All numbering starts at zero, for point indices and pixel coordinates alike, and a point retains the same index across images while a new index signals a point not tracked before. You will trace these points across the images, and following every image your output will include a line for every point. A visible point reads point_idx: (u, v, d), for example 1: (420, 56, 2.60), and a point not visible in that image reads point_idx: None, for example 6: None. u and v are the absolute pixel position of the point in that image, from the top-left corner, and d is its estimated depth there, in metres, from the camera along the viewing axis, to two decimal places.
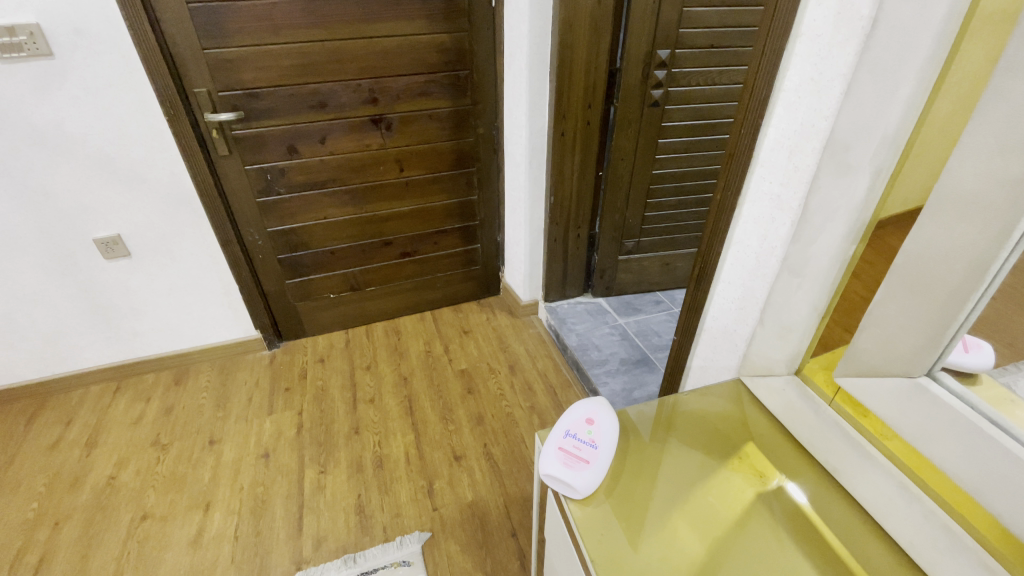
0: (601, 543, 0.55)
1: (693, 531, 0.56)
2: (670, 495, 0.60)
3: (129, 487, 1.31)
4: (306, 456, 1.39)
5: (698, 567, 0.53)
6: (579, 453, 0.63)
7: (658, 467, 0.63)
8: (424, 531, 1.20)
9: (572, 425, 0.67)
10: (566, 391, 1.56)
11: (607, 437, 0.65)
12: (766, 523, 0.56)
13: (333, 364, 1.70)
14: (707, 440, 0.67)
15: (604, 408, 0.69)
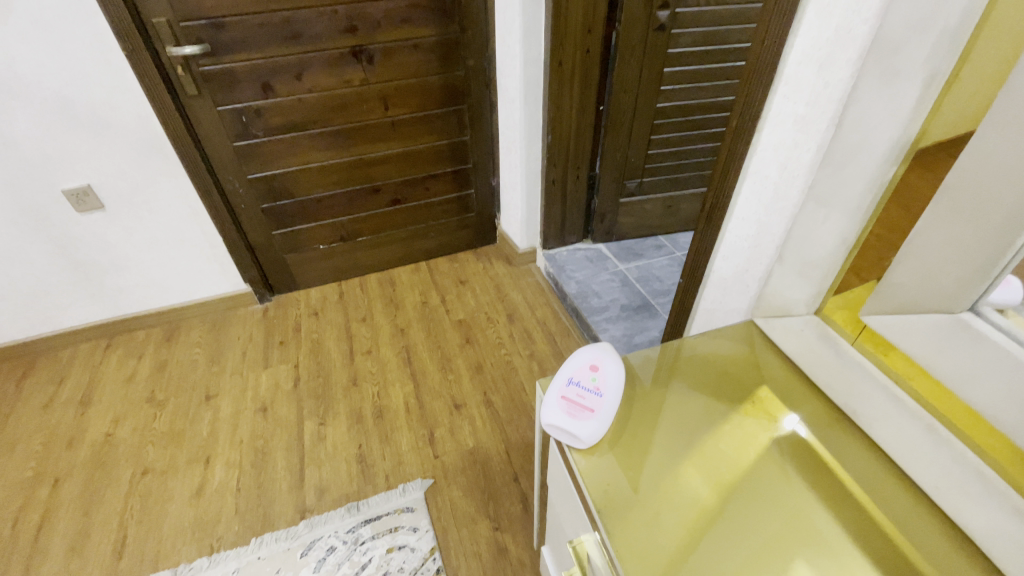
0: (608, 493, 0.53)
1: (701, 475, 0.53)
2: (678, 440, 0.57)
3: (127, 443, 1.30)
4: (305, 408, 1.37)
5: (705, 512, 0.50)
6: (583, 402, 0.59)
7: (667, 411, 0.60)
8: (426, 479, 1.20)
9: (575, 373, 0.63)
10: (567, 338, 1.53)
11: (612, 383, 0.61)
12: (780, 468, 0.53)
13: (328, 317, 1.65)
14: (718, 382, 0.63)
15: (610, 354, 0.64)
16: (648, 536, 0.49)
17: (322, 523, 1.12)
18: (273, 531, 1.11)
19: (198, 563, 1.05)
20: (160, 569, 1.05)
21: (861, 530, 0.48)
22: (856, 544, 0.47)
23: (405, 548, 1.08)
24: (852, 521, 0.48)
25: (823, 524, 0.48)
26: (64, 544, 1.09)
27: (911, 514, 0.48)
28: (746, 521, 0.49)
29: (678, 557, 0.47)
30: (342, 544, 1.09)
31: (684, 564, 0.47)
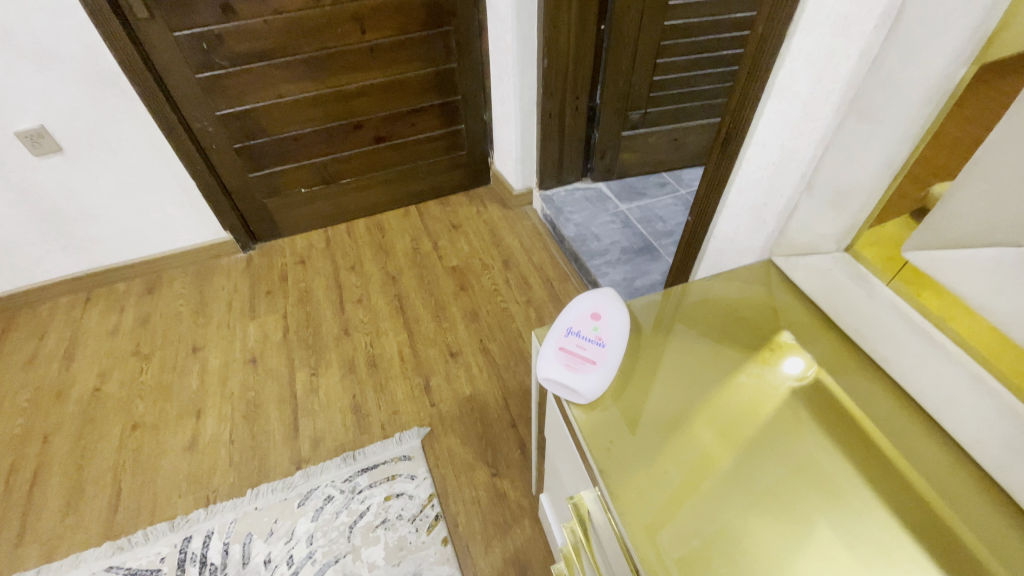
0: (611, 451, 0.48)
1: (707, 422, 0.49)
2: (686, 387, 0.52)
3: (116, 398, 1.27)
4: (296, 359, 1.33)
5: (709, 459, 0.46)
6: (584, 355, 0.53)
7: (675, 356, 0.55)
8: (423, 427, 1.17)
9: (574, 322, 0.57)
10: (565, 283, 1.47)
11: (616, 332, 0.55)
12: (795, 418, 0.49)
13: (315, 266, 1.58)
14: (733, 326, 0.58)
15: (613, 301, 0.58)
16: (644, 479, 0.46)
17: (318, 473, 1.11)
18: (269, 482, 1.10)
19: (195, 514, 1.04)
20: (157, 521, 1.04)
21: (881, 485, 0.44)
22: (871, 499, 0.43)
23: (404, 495, 1.08)
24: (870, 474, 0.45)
25: (838, 477, 0.45)
26: (57, 498, 1.07)
27: (939, 472, 0.45)
28: (753, 470, 0.45)
29: (674, 501, 0.44)
30: (339, 493, 1.08)
31: (680, 509, 0.44)
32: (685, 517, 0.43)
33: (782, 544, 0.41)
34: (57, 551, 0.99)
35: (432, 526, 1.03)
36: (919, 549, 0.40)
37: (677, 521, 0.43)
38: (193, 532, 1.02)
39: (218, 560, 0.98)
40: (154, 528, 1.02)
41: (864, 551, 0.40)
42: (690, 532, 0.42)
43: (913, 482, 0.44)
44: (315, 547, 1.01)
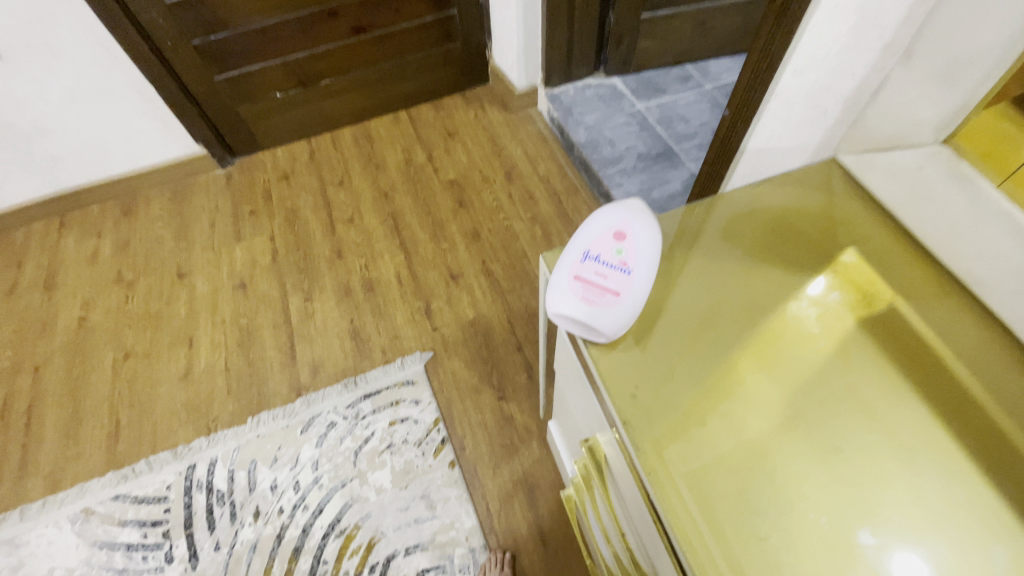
0: (637, 398, 0.40)
1: (740, 343, 0.42)
2: (715, 301, 0.45)
3: (103, 327, 1.21)
4: (287, 283, 1.24)
5: (735, 380, 0.41)
6: (605, 286, 0.43)
7: (707, 267, 0.47)
8: (425, 352, 1.11)
9: (592, 243, 0.46)
10: (575, 196, 1.33)
11: (645, 256, 0.44)
12: (843, 336, 0.42)
13: (300, 182, 1.44)
14: (779, 230, 0.49)
15: (641, 217, 0.46)
16: (664, 407, 0.40)
17: (319, 400, 1.07)
18: (269, 409, 1.06)
19: (197, 443, 1.02)
20: (160, 450, 1.02)
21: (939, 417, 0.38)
22: (922, 430, 0.38)
23: (409, 421, 1.04)
24: (928, 405, 0.39)
25: (887, 404, 0.39)
26: (58, 430, 1.06)
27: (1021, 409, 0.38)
28: (786, 393, 0.40)
29: (703, 442, 0.38)
30: (342, 419, 1.05)
31: (696, 430, 0.39)
32: (702, 438, 0.38)
33: (811, 471, 0.36)
34: (62, 481, 0.99)
35: (439, 451, 1.00)
36: (984, 498, 0.35)
37: (695, 446, 0.38)
38: (197, 461, 1.00)
39: (224, 487, 0.98)
40: (157, 456, 1.01)
41: (904, 485, 0.36)
42: (708, 454, 0.38)
43: (989, 423, 0.38)
44: (322, 473, 1.00)
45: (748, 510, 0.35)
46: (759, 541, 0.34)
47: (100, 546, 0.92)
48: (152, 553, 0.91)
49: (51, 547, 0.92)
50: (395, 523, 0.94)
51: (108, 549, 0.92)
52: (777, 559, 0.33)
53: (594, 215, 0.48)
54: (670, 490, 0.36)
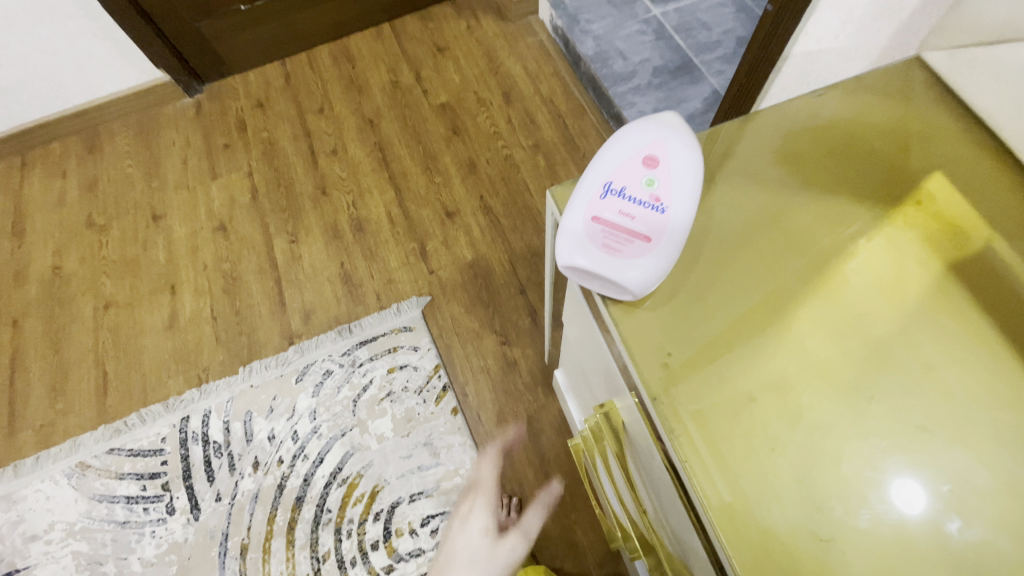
0: (670, 366, 0.33)
1: (794, 295, 0.35)
2: (751, 219, 0.37)
3: (80, 276, 1.14)
4: (270, 224, 1.14)
5: (789, 340, 0.33)
6: (633, 228, 0.35)
7: (745, 179, 0.39)
8: (423, 296, 1.04)
9: (615, 171, 0.36)
10: (581, 119, 1.20)
11: (683, 186, 0.35)
12: (904, 264, 0.35)
13: (276, 110, 1.31)
14: (837, 141, 0.40)
15: (675, 137, 0.36)
16: (702, 376, 0.32)
17: (313, 348, 1.01)
18: (261, 358, 1.01)
19: (189, 395, 0.98)
20: (151, 403, 0.98)
21: (1021, 365, 0.31)
22: (1005, 384, 0.31)
23: (408, 368, 0.99)
24: (1007, 349, 0.32)
25: (952, 344, 0.32)
26: (43, 385, 1.02)
27: None
28: (830, 325, 0.33)
29: (749, 419, 0.31)
30: (339, 367, 0.99)
31: (721, 362, 0.33)
32: (726, 371, 0.32)
33: (852, 413, 0.31)
34: (55, 436, 0.97)
35: (440, 398, 0.96)
36: None
37: (740, 423, 0.31)
38: (190, 413, 0.97)
39: (220, 439, 0.95)
40: (149, 409, 0.97)
41: (979, 448, 0.30)
42: (732, 388, 0.32)
43: None
44: (320, 422, 0.96)
45: (772, 452, 0.30)
46: (783, 485, 0.29)
47: (99, 500, 0.91)
48: (152, 505, 0.90)
49: (50, 501, 0.91)
50: (398, 471, 0.92)
51: (108, 502, 0.91)
52: (800, 507, 0.29)
53: (615, 135, 0.38)
54: (682, 426, 0.31)
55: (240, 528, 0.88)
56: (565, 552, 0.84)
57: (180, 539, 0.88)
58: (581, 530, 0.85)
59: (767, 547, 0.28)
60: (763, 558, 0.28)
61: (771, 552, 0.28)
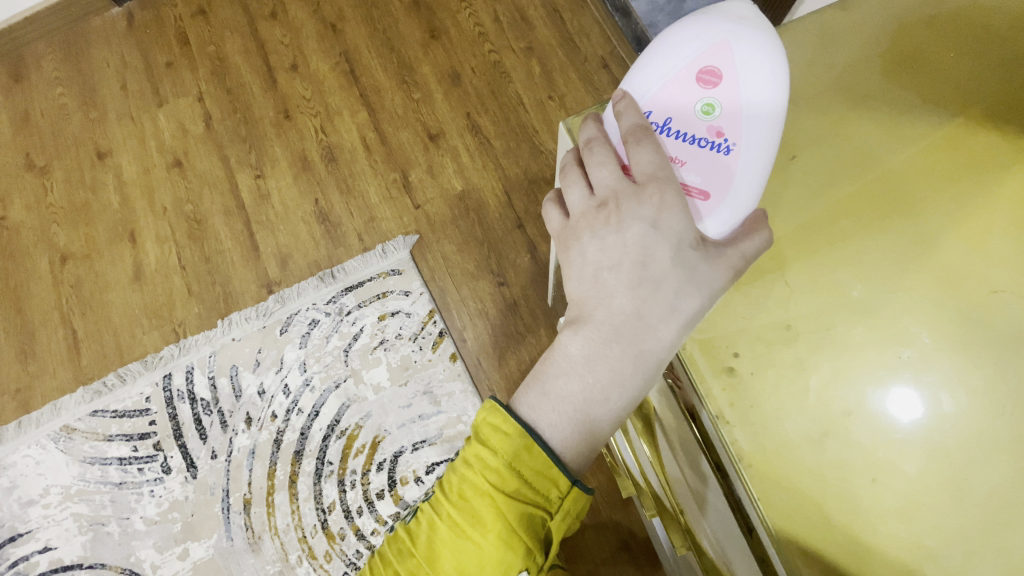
0: (741, 377, 0.31)
1: (888, 287, 0.30)
2: (812, 180, 0.33)
3: (27, 227, 1.02)
4: (230, 157, 1.01)
5: (878, 341, 0.30)
6: (689, 172, 0.33)
7: (802, 131, 0.34)
8: (410, 235, 0.94)
9: (669, 101, 0.32)
10: (580, 14, 1.02)
11: (749, 111, 0.31)
12: (994, 211, 0.30)
13: (220, 18, 1.11)
14: (911, 63, 0.34)
15: (740, 43, 0.30)
16: (776, 387, 0.30)
17: (295, 297, 0.93)
18: (241, 310, 0.93)
19: (167, 351, 0.92)
20: (128, 361, 0.92)
21: None
22: None
23: (400, 314, 0.91)
24: None
25: None
26: (12, 347, 0.95)
27: None
28: (929, 322, 0.29)
29: (833, 432, 0.29)
30: (325, 316, 0.92)
31: (776, 351, 0.31)
32: (786, 364, 0.30)
33: (929, 398, 0.28)
34: (33, 401, 0.92)
35: (438, 344, 0.89)
36: None
37: (821, 438, 0.29)
38: (172, 370, 0.91)
39: (207, 396, 0.89)
40: (127, 368, 0.91)
41: None
42: (813, 397, 0.29)
43: None
44: (311, 374, 0.90)
45: (844, 448, 0.28)
46: (856, 484, 0.28)
47: (91, 462, 0.88)
48: (147, 465, 0.87)
49: (40, 466, 0.88)
50: (399, 421, 0.87)
51: (101, 464, 0.88)
52: (878, 506, 0.27)
53: (658, 45, 0.33)
54: (741, 428, 0.30)
55: (240, 484, 0.86)
56: None
57: (180, 497, 0.86)
58: (589, 471, 0.83)
59: (839, 549, 0.27)
60: (830, 562, 0.27)
61: (842, 555, 0.27)
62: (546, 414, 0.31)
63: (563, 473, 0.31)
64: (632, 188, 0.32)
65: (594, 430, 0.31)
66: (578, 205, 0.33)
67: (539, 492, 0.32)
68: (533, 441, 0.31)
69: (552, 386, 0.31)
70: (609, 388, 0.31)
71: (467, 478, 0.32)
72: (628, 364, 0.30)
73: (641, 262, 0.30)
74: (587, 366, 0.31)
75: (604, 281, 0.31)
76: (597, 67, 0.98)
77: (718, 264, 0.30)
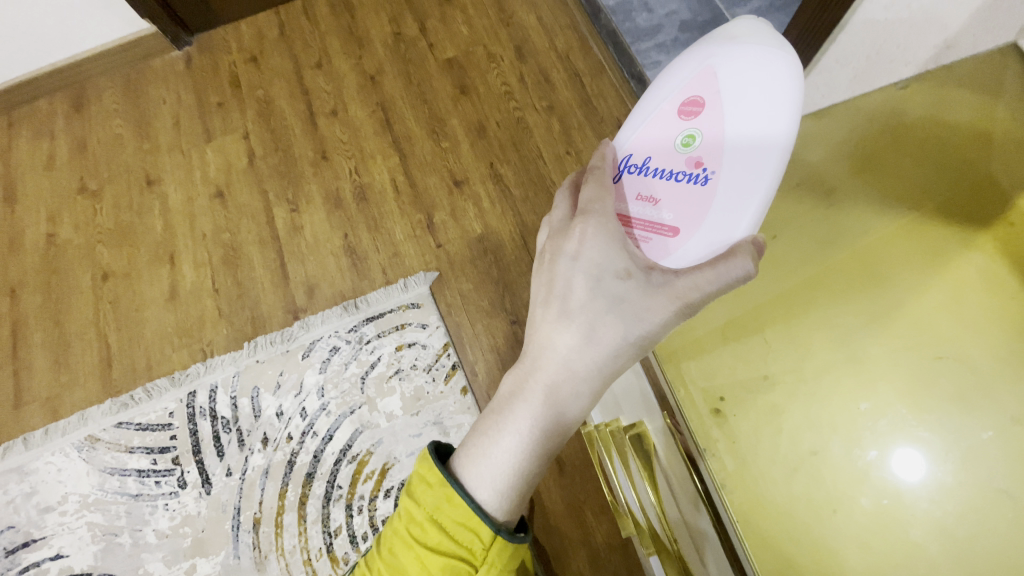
0: (727, 419, 0.37)
1: (852, 347, 0.36)
2: (792, 259, 0.40)
3: (74, 244, 1.10)
4: (269, 192, 1.09)
5: (843, 394, 0.35)
6: (662, 210, 0.39)
7: (778, 224, 0.42)
8: (430, 271, 1.00)
9: (656, 137, 0.40)
10: (599, 80, 1.11)
11: (720, 141, 0.37)
12: (942, 286, 0.36)
13: (270, 65, 1.21)
14: (873, 165, 0.41)
15: (720, 74, 0.37)
16: (754, 429, 0.36)
17: (318, 324, 0.98)
18: (266, 334, 0.98)
19: (194, 369, 0.97)
20: (156, 377, 0.97)
21: None
22: None
23: (416, 345, 0.96)
24: None
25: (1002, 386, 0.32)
26: (47, 357, 1.01)
27: None
28: (888, 380, 0.34)
29: (805, 470, 0.34)
30: (346, 344, 0.97)
31: (756, 398, 0.36)
32: (763, 408, 0.36)
33: (885, 444, 0.33)
34: (60, 410, 0.96)
35: (450, 377, 0.94)
36: None
37: (794, 475, 0.34)
38: (197, 388, 0.95)
39: (227, 414, 0.94)
40: (155, 384, 0.96)
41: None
42: (787, 439, 0.35)
43: None
44: (328, 399, 0.94)
45: (811, 482, 0.33)
46: (821, 515, 0.33)
47: (111, 473, 0.92)
48: (164, 478, 0.91)
49: (61, 473, 0.92)
50: (408, 449, 0.90)
51: (120, 475, 0.91)
52: (838, 535, 0.32)
53: (654, 85, 0.40)
54: (726, 464, 0.36)
55: (252, 502, 0.89)
56: (575, 535, 0.84)
57: (192, 512, 0.89)
58: (591, 513, 0.85)
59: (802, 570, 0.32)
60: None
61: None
62: (474, 450, 0.38)
63: (482, 522, 0.36)
64: (562, 231, 0.42)
65: (525, 453, 0.38)
66: (543, 238, 0.43)
67: (462, 543, 0.36)
68: (452, 490, 0.36)
69: (477, 421, 0.40)
70: (526, 413, 0.38)
71: (400, 527, 0.38)
72: (544, 397, 0.38)
73: (564, 295, 0.39)
74: (506, 400, 0.39)
75: (537, 312, 0.40)
76: (612, 128, 1.07)
77: (654, 295, 0.37)
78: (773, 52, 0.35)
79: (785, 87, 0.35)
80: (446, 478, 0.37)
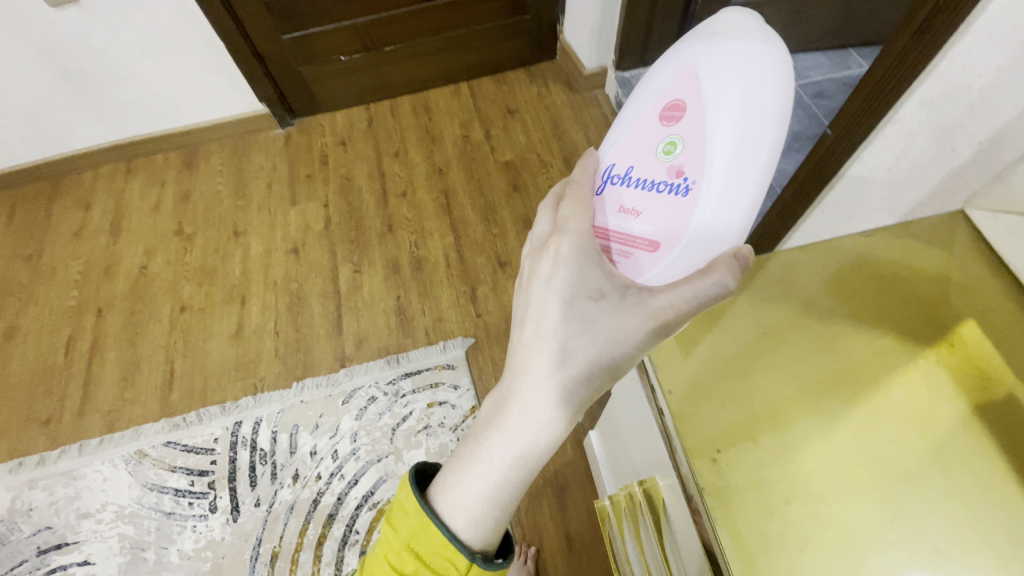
0: (717, 467, 0.39)
1: (830, 413, 0.39)
2: (783, 329, 0.44)
3: (162, 277, 1.26)
4: (338, 253, 1.24)
5: (822, 456, 0.38)
6: (642, 223, 0.43)
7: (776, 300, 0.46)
8: (468, 337, 1.11)
9: (638, 147, 0.44)
10: None
11: (696, 145, 0.40)
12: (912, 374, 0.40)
13: (355, 149, 1.44)
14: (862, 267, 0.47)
15: (698, 75, 0.40)
16: (741, 477, 0.38)
17: (361, 373, 1.08)
18: (314, 376, 1.09)
19: (244, 401, 1.06)
20: (209, 404, 1.07)
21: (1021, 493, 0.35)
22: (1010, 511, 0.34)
23: (446, 404, 1.05)
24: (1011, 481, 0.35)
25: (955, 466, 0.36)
26: (117, 373, 1.12)
27: None
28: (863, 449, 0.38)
29: (783, 518, 0.36)
30: (383, 394, 1.06)
31: (744, 448, 0.39)
32: (751, 458, 0.38)
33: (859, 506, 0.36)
34: (118, 422, 1.06)
35: None
36: None
37: (774, 523, 0.36)
38: (243, 418, 1.04)
39: (266, 447, 1.02)
40: (207, 409, 1.06)
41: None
42: (769, 490, 0.37)
43: None
44: (359, 445, 1.01)
45: (788, 531, 0.36)
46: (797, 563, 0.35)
47: (150, 488, 0.99)
48: (197, 501, 0.97)
49: (105, 482, 0.99)
50: None
51: (158, 491, 0.98)
52: None
53: (639, 95, 0.44)
54: (715, 506, 0.37)
55: (273, 536, 0.93)
56: None
57: (216, 537, 0.94)
58: None
59: None
60: None
61: None
62: (451, 483, 0.43)
63: (458, 550, 0.40)
64: (538, 253, 0.46)
65: (499, 486, 0.42)
66: (530, 247, 0.48)
67: (439, 570, 0.40)
68: (427, 519, 0.41)
69: (456, 450, 0.45)
70: (496, 437, 0.43)
71: (377, 555, 0.42)
72: (519, 431, 0.43)
73: (538, 319, 0.43)
74: (484, 424, 0.44)
75: (518, 333, 0.45)
76: None
77: (624, 312, 0.42)
78: (754, 48, 0.38)
79: (763, 91, 0.38)
80: (425, 508, 0.41)
